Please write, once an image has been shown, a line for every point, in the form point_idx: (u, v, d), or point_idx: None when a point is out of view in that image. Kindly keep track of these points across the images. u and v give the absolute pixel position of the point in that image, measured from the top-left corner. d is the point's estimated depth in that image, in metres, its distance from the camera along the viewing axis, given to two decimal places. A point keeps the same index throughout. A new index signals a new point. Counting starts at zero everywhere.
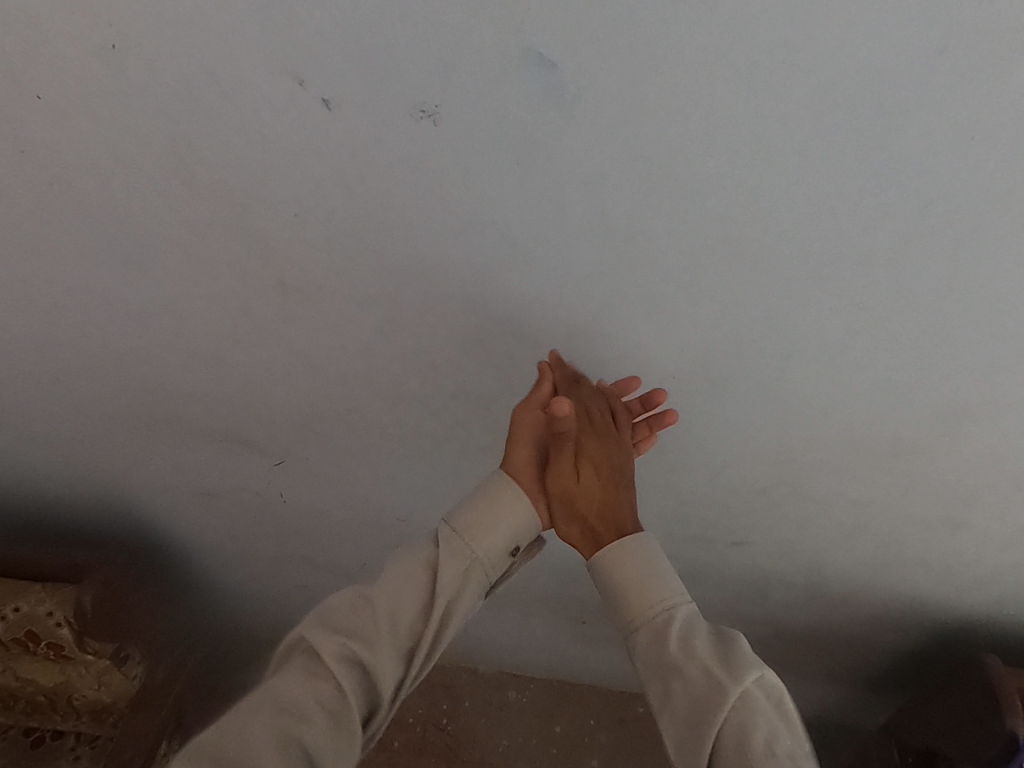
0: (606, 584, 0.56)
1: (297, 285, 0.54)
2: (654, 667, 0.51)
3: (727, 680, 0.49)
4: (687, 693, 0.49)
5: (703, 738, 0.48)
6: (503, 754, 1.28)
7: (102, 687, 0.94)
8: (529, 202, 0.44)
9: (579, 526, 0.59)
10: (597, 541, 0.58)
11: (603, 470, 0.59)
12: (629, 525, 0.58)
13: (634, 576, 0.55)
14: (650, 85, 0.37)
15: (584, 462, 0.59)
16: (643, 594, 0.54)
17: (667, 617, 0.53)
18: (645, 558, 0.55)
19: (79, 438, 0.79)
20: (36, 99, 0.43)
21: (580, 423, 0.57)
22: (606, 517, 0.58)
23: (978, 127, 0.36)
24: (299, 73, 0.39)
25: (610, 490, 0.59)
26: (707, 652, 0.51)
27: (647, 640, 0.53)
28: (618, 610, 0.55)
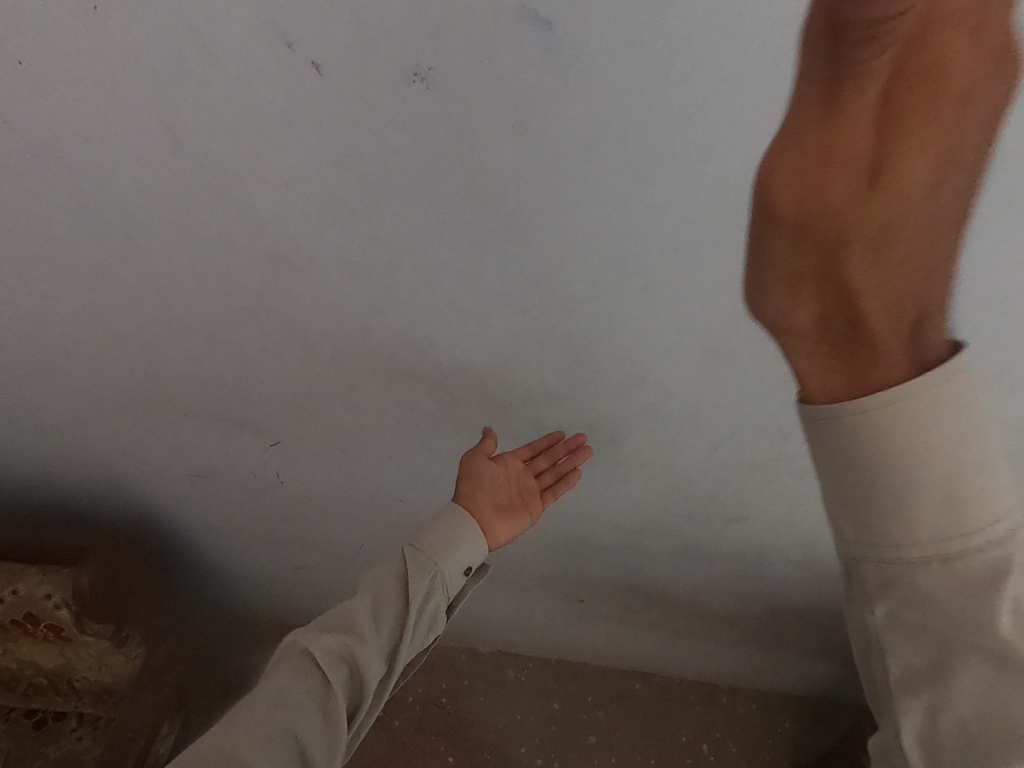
0: (862, 463, 0.29)
1: (290, 260, 0.53)
2: (934, 630, 0.29)
3: None
4: (993, 691, 0.28)
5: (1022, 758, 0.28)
6: (502, 732, 1.30)
7: (104, 669, 0.94)
8: (522, 171, 0.44)
9: (819, 310, 0.27)
10: (862, 348, 0.28)
11: (949, 168, 0.24)
12: (937, 338, 0.28)
13: (943, 466, 0.29)
14: (650, 44, 0.36)
15: (918, 141, 0.23)
16: (958, 510, 0.29)
17: (1002, 563, 0.29)
18: (963, 424, 0.29)
19: (73, 419, 0.79)
20: (17, 67, 0.42)
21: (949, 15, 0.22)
22: (901, 304, 0.27)
23: None
24: (287, 36, 0.38)
25: (934, 232, 0.25)
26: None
27: (948, 595, 0.29)
28: (890, 512, 0.29)
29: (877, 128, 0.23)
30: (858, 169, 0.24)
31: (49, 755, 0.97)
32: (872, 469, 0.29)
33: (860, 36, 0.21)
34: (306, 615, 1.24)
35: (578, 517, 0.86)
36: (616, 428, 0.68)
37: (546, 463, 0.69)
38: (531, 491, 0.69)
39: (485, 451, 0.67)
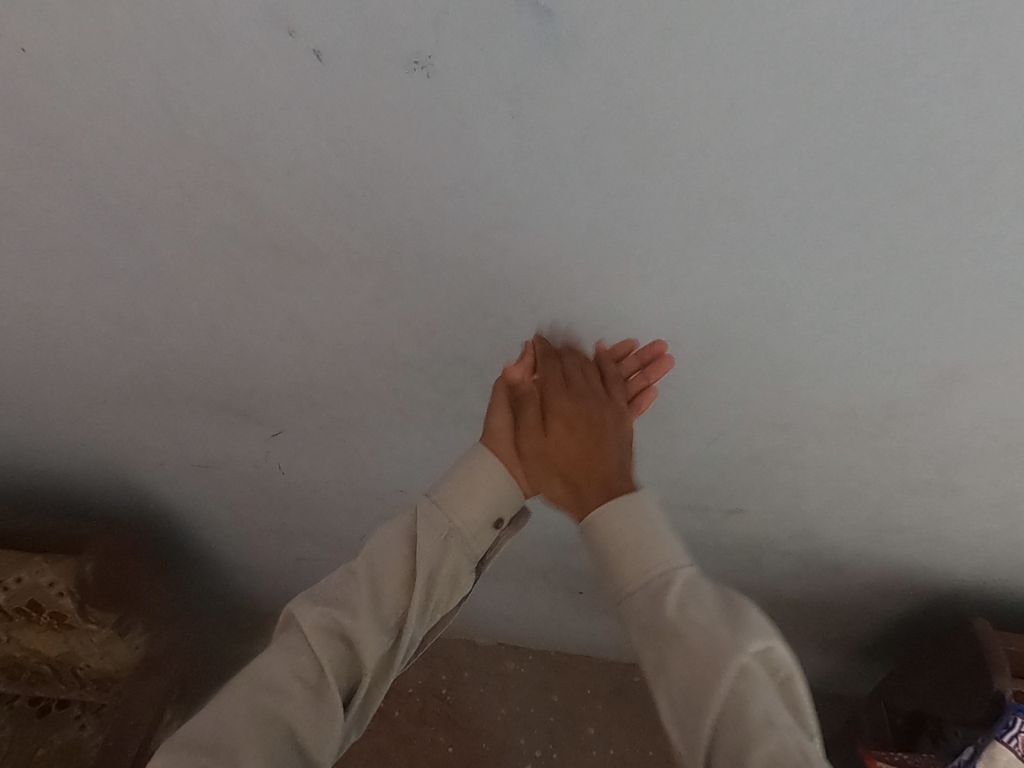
0: (594, 548, 0.53)
1: (291, 248, 0.53)
2: (647, 631, 0.48)
3: (727, 644, 0.46)
4: (684, 662, 0.46)
5: (703, 702, 0.44)
6: (502, 723, 1.31)
7: (107, 657, 0.96)
8: (521, 160, 0.44)
9: (559, 482, 0.58)
10: (579, 495, 0.56)
11: (578, 424, 0.57)
12: (620, 479, 0.55)
13: (624, 551, 0.51)
14: (649, 32, 0.36)
15: (555, 419, 0.58)
16: (638, 558, 0.50)
17: (665, 583, 0.49)
18: (634, 521, 0.51)
19: (76, 409, 0.79)
20: (19, 54, 0.42)
21: (551, 385, 0.58)
22: (590, 472, 0.56)
23: (979, 75, 0.35)
24: (287, 23, 0.38)
25: (589, 454, 0.56)
26: (705, 616, 0.48)
27: (641, 606, 0.49)
28: (608, 580, 0.52)
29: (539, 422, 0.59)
30: (534, 430, 0.58)
31: (53, 742, 1.00)
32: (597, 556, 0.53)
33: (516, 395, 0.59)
34: None
35: None
36: None
37: None
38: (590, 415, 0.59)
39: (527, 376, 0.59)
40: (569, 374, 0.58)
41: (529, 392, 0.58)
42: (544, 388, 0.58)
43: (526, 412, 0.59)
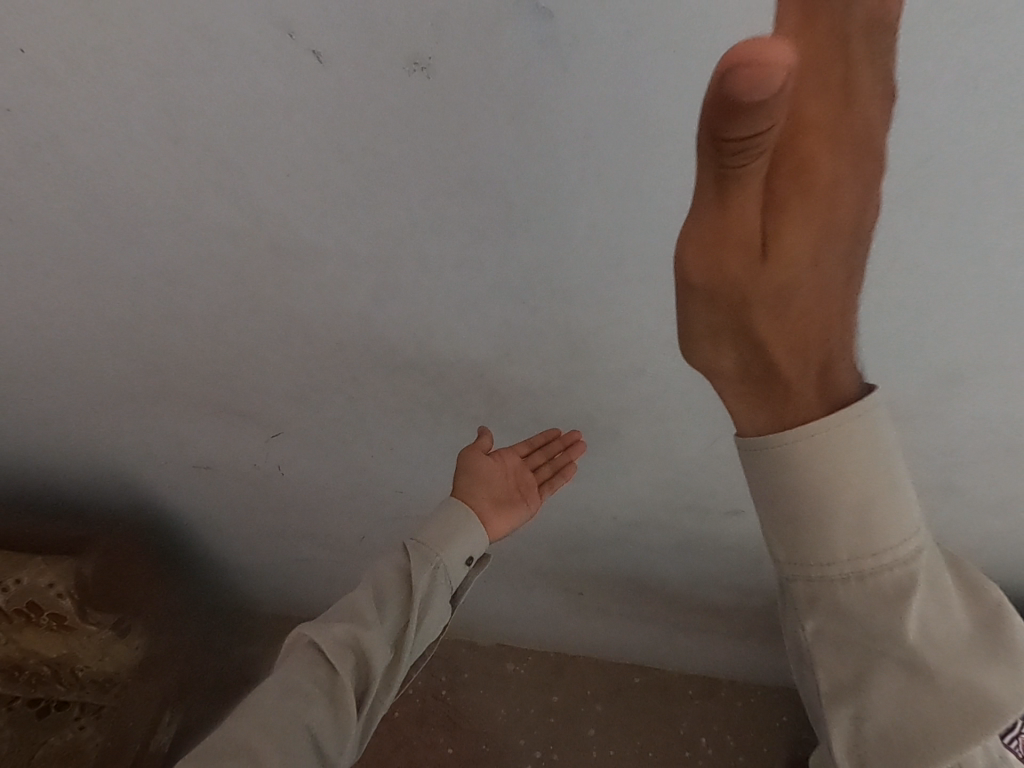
0: (780, 485, 0.34)
1: (292, 249, 0.53)
2: (859, 640, 0.33)
3: (978, 683, 0.32)
4: (916, 697, 0.32)
5: (926, 752, 0.32)
6: (502, 724, 1.30)
7: (105, 658, 0.95)
8: (521, 162, 0.44)
9: (739, 354, 0.34)
10: (778, 384, 0.33)
11: (824, 242, 0.31)
12: (843, 380, 0.33)
13: (853, 498, 0.33)
14: (649, 33, 0.36)
15: (792, 226, 0.30)
16: (871, 530, 0.33)
17: (906, 580, 0.33)
18: (874, 450, 0.32)
19: (75, 409, 0.79)
20: (19, 55, 0.42)
21: (813, 132, 0.28)
22: (809, 345, 0.32)
23: (977, 79, 0.35)
24: (288, 24, 0.38)
25: (823, 296, 0.32)
26: (949, 639, 0.33)
27: (867, 607, 0.33)
28: (816, 537, 0.33)
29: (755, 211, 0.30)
30: (751, 242, 0.30)
31: (53, 743, 0.99)
32: (799, 475, 0.33)
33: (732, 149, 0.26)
34: (307, 604, 1.25)
35: (577, 510, 0.86)
36: (616, 419, 0.68)
37: (541, 458, 0.72)
38: (529, 485, 0.71)
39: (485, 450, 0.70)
40: (851, 93, 0.28)
41: (768, 138, 0.26)
42: (801, 138, 0.28)
43: (744, 186, 0.29)
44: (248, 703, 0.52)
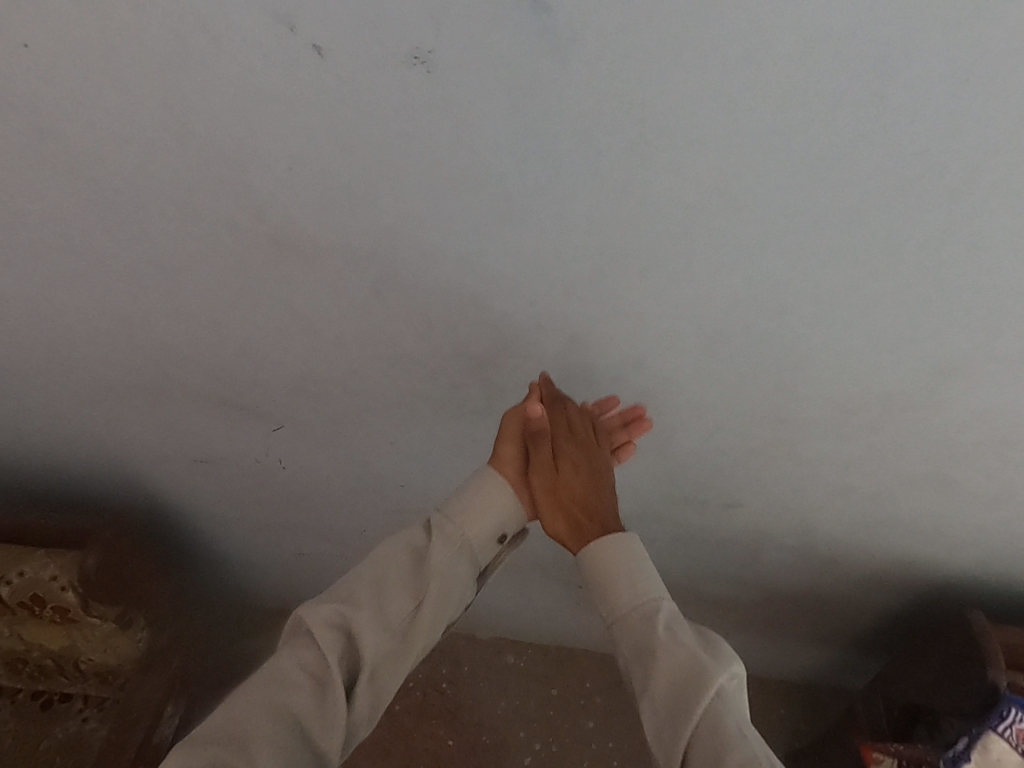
0: (586, 578, 0.60)
1: (292, 243, 0.54)
2: (638, 653, 0.55)
3: (705, 666, 0.53)
4: (670, 678, 0.53)
5: (683, 716, 0.51)
6: (501, 716, 1.31)
7: (109, 650, 0.96)
8: (520, 156, 0.44)
9: (562, 519, 0.63)
10: (580, 530, 0.62)
11: (583, 476, 0.63)
12: (613, 520, 0.62)
13: (618, 567, 0.58)
14: (647, 27, 0.36)
15: (564, 464, 0.63)
16: (633, 582, 0.57)
17: (653, 608, 0.57)
18: (631, 554, 0.59)
19: (77, 403, 0.80)
20: (22, 49, 0.42)
21: (560, 433, 0.63)
22: (588, 512, 0.62)
23: (971, 73, 0.36)
24: (289, 18, 0.39)
25: (592, 493, 0.63)
26: (693, 646, 0.54)
27: (635, 628, 0.56)
28: (607, 598, 0.58)
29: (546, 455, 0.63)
30: (547, 461, 0.63)
31: (56, 735, 1.01)
32: (592, 566, 0.59)
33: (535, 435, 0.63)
34: (308, 597, 1.26)
35: None
36: None
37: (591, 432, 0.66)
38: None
39: (553, 400, 0.64)
40: (574, 423, 0.64)
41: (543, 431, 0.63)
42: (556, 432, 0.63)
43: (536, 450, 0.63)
44: (238, 689, 0.53)
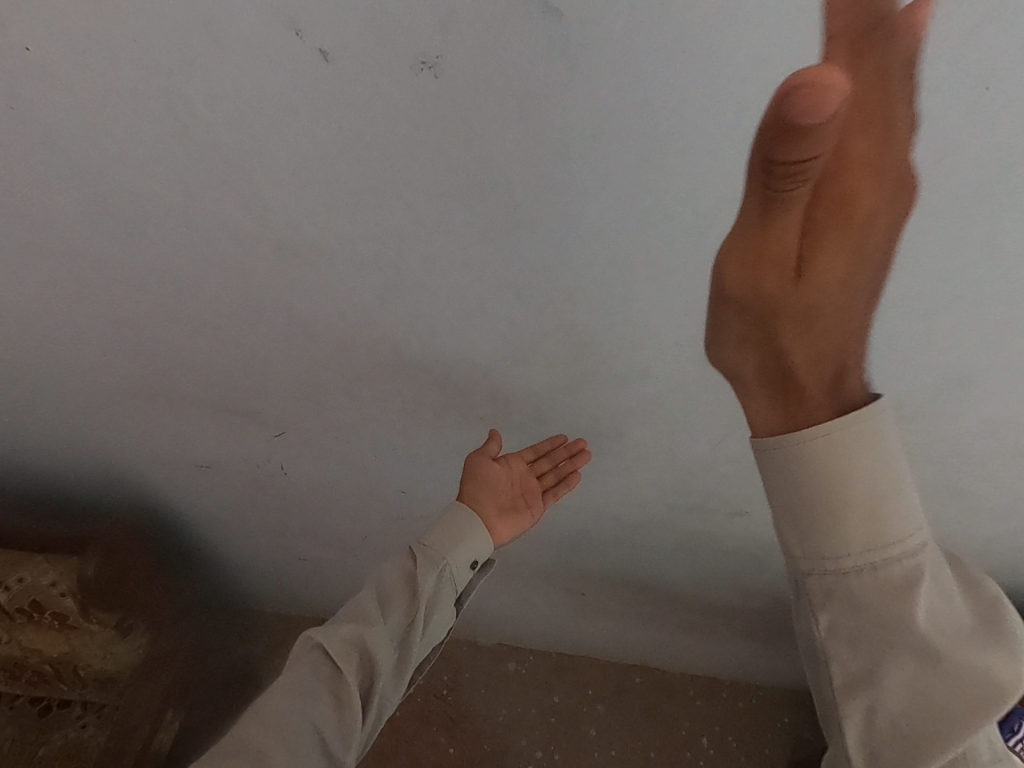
0: (790, 490, 0.34)
1: (297, 249, 0.53)
2: (869, 630, 0.33)
3: (989, 671, 0.32)
4: (928, 684, 0.32)
5: (937, 742, 0.32)
6: (503, 724, 1.30)
7: (107, 657, 0.95)
8: (530, 162, 0.44)
9: (760, 360, 0.34)
10: (794, 393, 0.34)
11: (857, 267, 0.31)
12: (856, 385, 0.34)
13: (860, 488, 0.33)
14: (660, 32, 0.36)
15: (830, 245, 0.30)
16: (881, 522, 0.33)
17: (915, 569, 0.33)
18: (889, 464, 0.33)
19: (78, 408, 0.79)
20: (25, 53, 0.42)
21: (857, 155, 0.29)
22: (828, 357, 0.33)
23: (992, 91, 0.34)
24: (295, 22, 0.38)
25: (850, 317, 0.32)
26: (957, 626, 0.33)
27: (879, 598, 0.32)
28: (829, 532, 0.33)
29: (797, 209, 0.29)
30: (790, 259, 0.31)
31: (55, 742, 0.99)
32: (815, 471, 0.33)
33: (782, 172, 0.27)
34: (308, 602, 1.25)
35: (581, 510, 0.86)
36: (621, 419, 0.68)
37: (547, 466, 0.71)
38: (533, 492, 0.69)
39: (881, 57, 0.29)
40: (888, 138, 0.30)
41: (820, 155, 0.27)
42: (845, 157, 0.29)
43: (783, 212, 0.29)
44: (256, 706, 0.52)
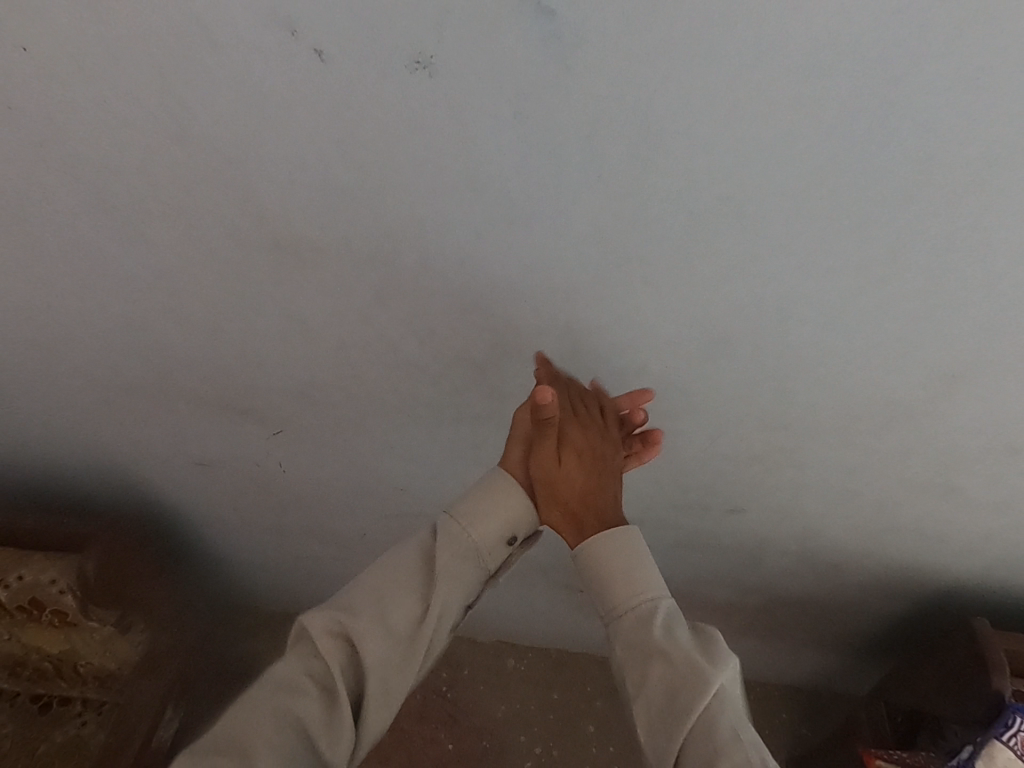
0: (587, 569, 0.59)
1: (294, 248, 0.54)
2: (635, 648, 0.55)
3: (702, 669, 0.52)
4: (665, 678, 0.53)
5: (679, 718, 0.51)
6: (502, 720, 1.31)
7: (108, 653, 0.96)
8: (525, 162, 0.44)
9: (559, 514, 0.61)
10: (578, 523, 0.61)
11: (588, 471, 0.61)
12: (614, 513, 0.61)
13: (619, 560, 0.58)
14: (652, 30, 0.36)
15: (568, 453, 0.60)
16: (632, 583, 0.57)
17: (652, 607, 0.56)
18: (629, 546, 0.58)
19: (76, 407, 0.79)
20: (21, 52, 0.42)
21: (566, 421, 0.60)
22: (586, 503, 0.61)
23: (979, 81, 0.36)
24: (289, 22, 0.38)
25: (591, 491, 0.61)
26: (688, 641, 0.55)
27: (632, 627, 0.56)
28: (606, 591, 0.58)
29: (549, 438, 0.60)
30: (549, 460, 0.60)
31: (55, 739, 0.99)
32: (593, 560, 0.58)
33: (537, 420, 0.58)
34: (307, 600, 1.26)
35: None
36: None
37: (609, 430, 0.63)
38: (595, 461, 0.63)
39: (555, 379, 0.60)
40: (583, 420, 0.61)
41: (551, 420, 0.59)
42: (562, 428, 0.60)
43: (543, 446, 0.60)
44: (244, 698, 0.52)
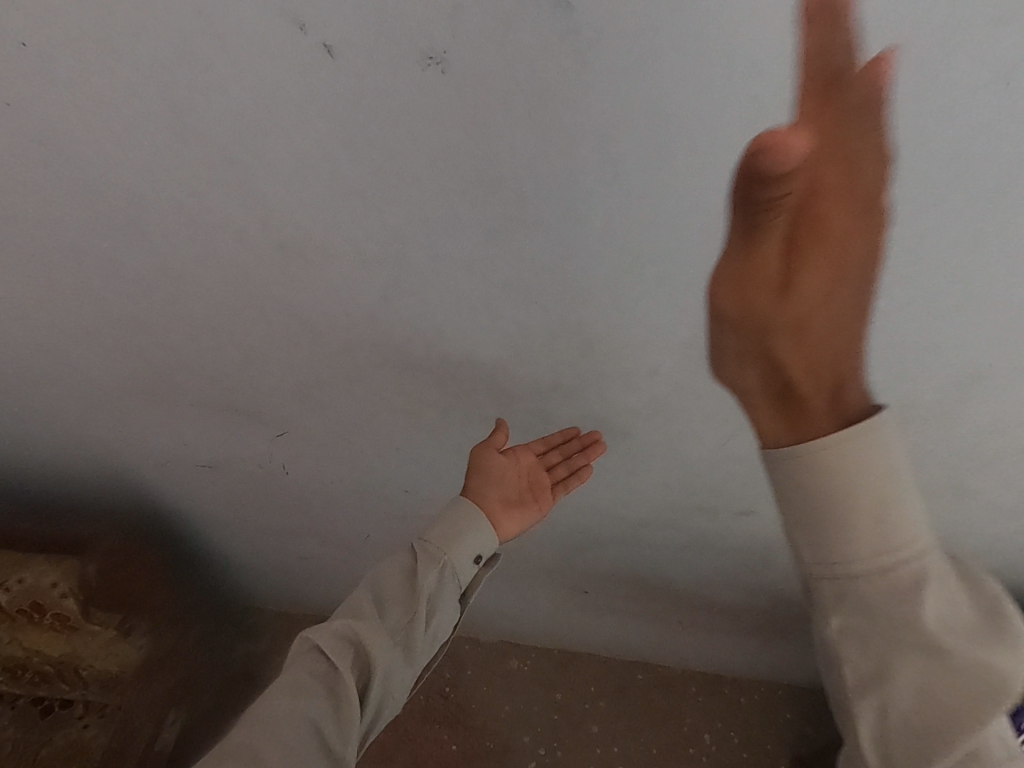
0: (797, 491, 0.37)
1: (300, 249, 0.53)
2: (880, 634, 0.35)
3: (994, 672, 0.33)
4: (936, 680, 0.34)
5: (946, 738, 0.33)
6: (505, 721, 1.30)
7: (109, 657, 0.94)
8: (539, 162, 0.43)
9: (758, 374, 0.37)
10: (796, 401, 0.37)
11: (836, 294, 0.35)
12: (855, 396, 0.37)
13: (858, 490, 0.35)
14: (672, 26, 0.35)
15: (810, 266, 0.34)
16: (883, 527, 0.35)
17: (919, 572, 0.35)
18: (885, 462, 0.35)
19: (78, 408, 0.78)
20: (21, 48, 0.41)
21: (826, 190, 0.32)
22: (819, 367, 0.36)
23: (1010, 81, 0.34)
24: (298, 17, 0.37)
25: (835, 334, 0.35)
26: (964, 624, 0.35)
27: (882, 596, 0.35)
28: (831, 534, 0.36)
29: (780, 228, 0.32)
30: (774, 284, 0.34)
31: (56, 742, 0.98)
32: (816, 476, 0.36)
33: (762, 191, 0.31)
34: (310, 601, 1.25)
35: (587, 509, 0.85)
36: (626, 419, 0.68)
37: (558, 458, 0.69)
38: (541, 485, 0.69)
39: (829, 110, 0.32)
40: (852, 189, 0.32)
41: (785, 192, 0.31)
42: (813, 196, 0.32)
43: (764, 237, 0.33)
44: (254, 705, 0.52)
